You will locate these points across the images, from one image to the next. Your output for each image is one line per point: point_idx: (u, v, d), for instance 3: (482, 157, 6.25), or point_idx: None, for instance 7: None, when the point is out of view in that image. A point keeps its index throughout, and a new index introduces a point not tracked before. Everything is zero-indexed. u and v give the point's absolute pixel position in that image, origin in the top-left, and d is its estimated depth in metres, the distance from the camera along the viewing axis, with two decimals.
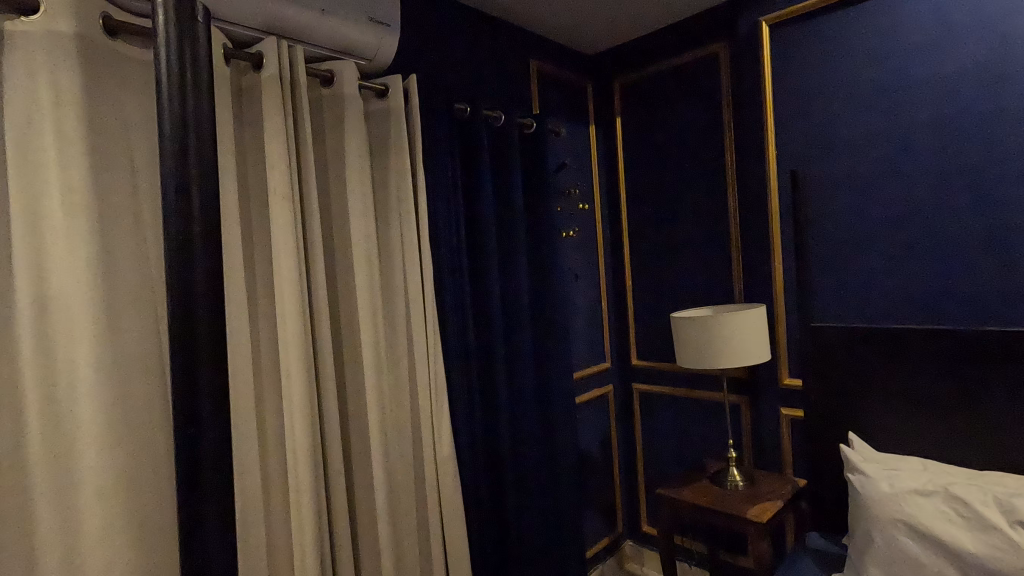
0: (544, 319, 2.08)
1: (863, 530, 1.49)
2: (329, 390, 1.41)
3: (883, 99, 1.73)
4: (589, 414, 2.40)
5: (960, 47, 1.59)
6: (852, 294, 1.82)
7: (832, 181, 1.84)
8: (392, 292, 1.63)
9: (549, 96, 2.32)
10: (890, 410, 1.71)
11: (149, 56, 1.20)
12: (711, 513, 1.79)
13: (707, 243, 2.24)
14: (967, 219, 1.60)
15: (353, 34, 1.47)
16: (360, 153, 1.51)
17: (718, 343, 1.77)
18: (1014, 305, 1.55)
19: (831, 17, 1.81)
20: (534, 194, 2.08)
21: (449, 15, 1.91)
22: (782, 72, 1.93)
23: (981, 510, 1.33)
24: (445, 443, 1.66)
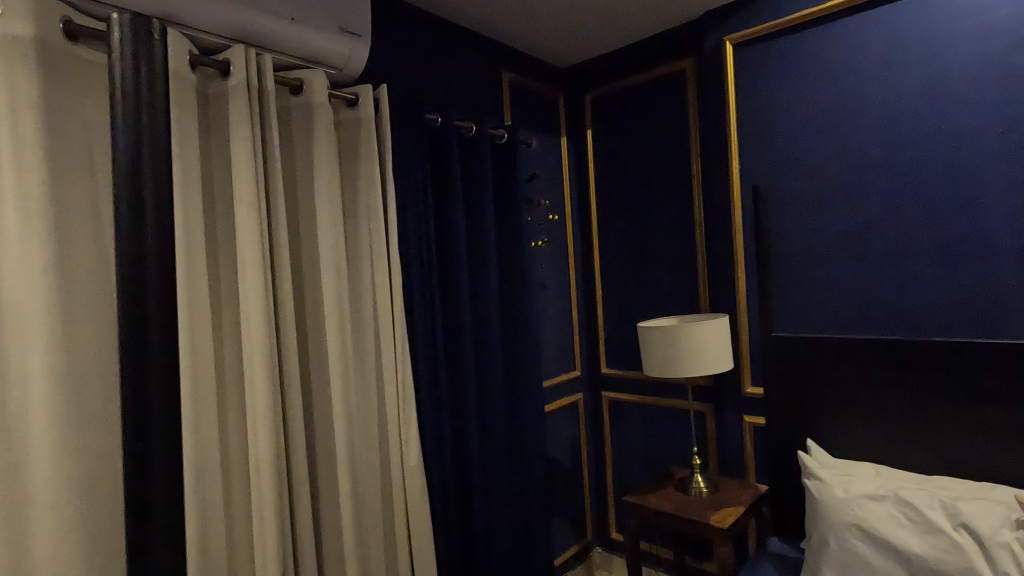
0: (514, 327, 2.10)
1: (818, 533, 1.53)
2: (294, 398, 1.40)
3: (839, 118, 1.80)
4: (559, 422, 2.42)
5: (909, 71, 1.67)
6: (812, 305, 1.88)
7: (792, 197, 1.91)
8: (361, 301, 1.63)
9: (521, 108, 2.36)
10: (847, 418, 1.77)
11: (102, 59, 1.17)
12: (675, 519, 1.82)
13: (674, 254, 2.29)
14: (918, 234, 1.68)
15: (323, 43, 1.48)
16: (328, 162, 1.52)
17: (683, 352, 1.82)
18: (962, 316, 1.63)
19: (791, 38, 1.89)
20: (505, 204, 2.10)
21: (421, 26, 1.93)
22: (744, 89, 2.00)
23: (928, 513, 1.39)
24: (413, 451, 1.65)
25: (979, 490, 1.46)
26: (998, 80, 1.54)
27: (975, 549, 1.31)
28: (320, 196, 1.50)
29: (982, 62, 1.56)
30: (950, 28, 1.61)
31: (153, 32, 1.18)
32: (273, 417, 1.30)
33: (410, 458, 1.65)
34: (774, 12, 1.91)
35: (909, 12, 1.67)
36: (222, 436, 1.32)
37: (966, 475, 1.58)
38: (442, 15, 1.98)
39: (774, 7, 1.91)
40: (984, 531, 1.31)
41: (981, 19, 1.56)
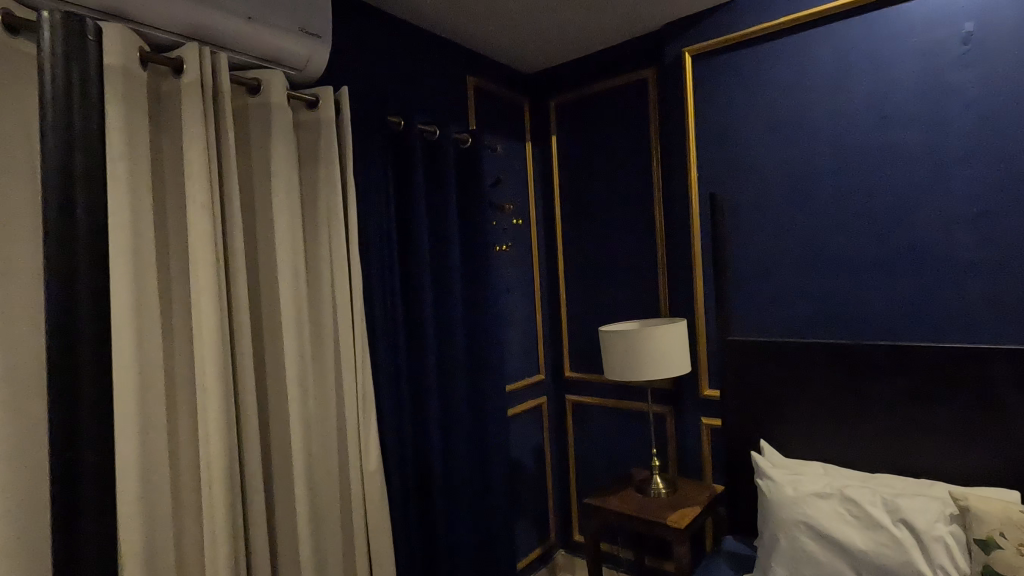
0: (477, 332, 2.10)
1: (770, 531, 1.58)
2: (248, 404, 1.37)
3: (790, 130, 1.87)
4: (522, 426, 2.43)
5: (854, 86, 1.76)
6: (764, 309, 1.95)
7: (746, 204, 1.97)
8: (320, 304, 1.61)
9: (486, 112, 2.37)
10: (798, 419, 1.83)
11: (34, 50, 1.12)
12: (634, 521, 1.85)
13: (636, 259, 2.33)
14: (861, 242, 1.76)
15: (282, 43, 1.46)
16: (286, 164, 1.49)
17: (642, 355, 1.85)
18: (901, 320, 1.71)
19: (746, 51, 1.95)
20: (469, 209, 2.11)
21: (384, 28, 1.92)
22: (702, 99, 2.05)
23: (870, 510, 1.45)
24: (372, 458, 1.63)
25: (918, 487, 1.54)
26: (935, 98, 1.63)
27: (913, 543, 1.37)
28: (277, 198, 1.48)
29: (921, 79, 1.65)
30: (892, 47, 1.69)
31: (86, 33, 1.12)
32: (225, 423, 1.27)
33: (370, 464, 1.63)
34: (730, 25, 1.97)
35: (855, 30, 1.75)
36: (171, 444, 1.29)
37: (907, 472, 1.66)
38: (407, 18, 1.97)
39: (730, 21, 1.97)
40: (921, 525, 1.38)
41: (920, 38, 1.65)
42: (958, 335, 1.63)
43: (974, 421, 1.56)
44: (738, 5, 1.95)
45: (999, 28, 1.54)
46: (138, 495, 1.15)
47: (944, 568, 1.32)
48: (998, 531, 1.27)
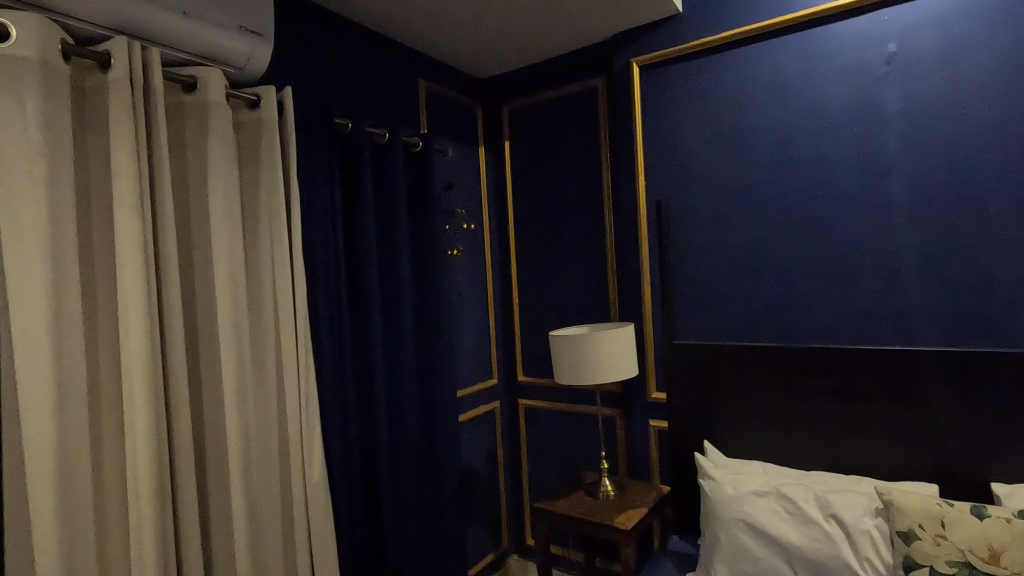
0: (428, 336, 2.08)
1: (712, 530, 1.63)
2: (181, 414, 1.31)
3: (733, 141, 1.94)
4: (475, 432, 2.42)
5: (789, 101, 1.84)
6: (708, 314, 2.01)
7: (690, 213, 2.03)
8: (261, 310, 1.56)
9: (437, 117, 2.36)
10: (739, 420, 1.89)
11: None
12: (582, 523, 1.87)
13: (588, 265, 2.36)
14: (798, 248, 1.84)
15: (221, 40, 1.42)
16: (224, 165, 1.45)
17: (591, 360, 1.87)
18: (834, 323, 1.79)
19: (690, 64, 2.01)
20: (419, 213, 2.09)
21: (332, 29, 1.89)
22: (650, 109, 2.10)
23: (804, 506, 1.51)
24: (316, 467, 1.59)
25: (848, 483, 1.61)
26: (864, 114, 1.72)
27: (842, 537, 1.44)
28: (214, 200, 1.42)
29: (851, 95, 1.74)
30: (825, 64, 1.78)
31: None
32: (154, 433, 1.21)
33: (313, 473, 1.58)
34: (675, 38, 2.03)
35: (790, 47, 1.83)
36: (95, 459, 1.22)
37: (839, 468, 1.74)
38: (355, 19, 1.95)
39: (675, 33, 2.03)
40: (850, 520, 1.44)
41: (850, 56, 1.74)
42: (886, 337, 1.72)
43: (897, 418, 1.66)
44: (682, 18, 2.01)
45: (919, 50, 1.64)
46: (55, 513, 1.09)
47: (870, 560, 1.39)
48: (917, 523, 1.34)
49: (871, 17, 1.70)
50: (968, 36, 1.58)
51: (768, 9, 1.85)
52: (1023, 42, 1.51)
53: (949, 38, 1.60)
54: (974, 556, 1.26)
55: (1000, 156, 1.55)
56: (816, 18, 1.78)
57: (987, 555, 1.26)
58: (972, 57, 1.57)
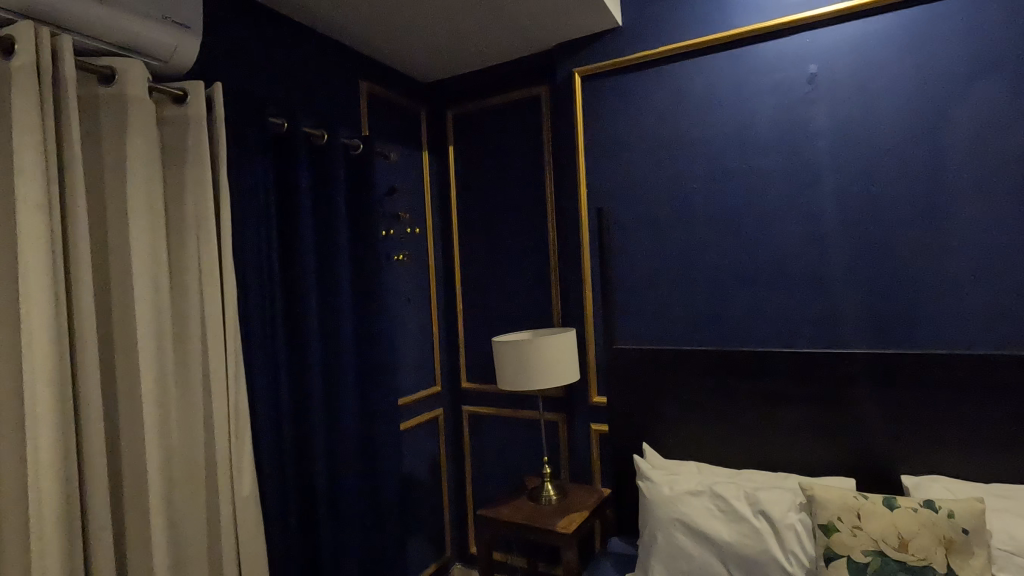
0: (369, 342, 2.03)
1: (649, 530, 1.66)
2: (94, 430, 1.21)
3: (669, 152, 2.01)
4: (417, 440, 2.37)
5: (720, 115, 1.92)
6: (646, 320, 2.06)
7: (629, 221, 2.08)
8: (186, 316, 1.48)
9: (380, 119, 2.32)
10: (677, 422, 1.95)
11: None
12: (525, 529, 1.87)
13: (531, 270, 2.38)
14: (729, 257, 1.92)
15: (142, 29, 1.35)
16: (146, 163, 1.36)
17: (532, 365, 1.88)
18: (763, 328, 1.88)
19: (629, 76, 2.07)
20: (360, 217, 2.04)
21: (266, 26, 1.83)
22: (591, 118, 2.15)
23: (735, 504, 1.57)
24: (246, 481, 1.51)
25: (775, 480, 1.69)
26: (789, 130, 1.82)
27: (770, 532, 1.50)
28: (134, 199, 1.34)
29: (778, 111, 1.84)
30: (753, 81, 1.87)
31: None
32: (61, 451, 1.12)
33: (243, 488, 1.51)
34: (615, 51, 2.09)
35: (722, 63, 1.92)
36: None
37: (768, 466, 1.82)
38: (293, 16, 1.89)
39: (615, 46, 2.09)
40: (776, 514, 1.51)
41: (776, 75, 1.84)
42: (809, 340, 1.82)
43: (820, 417, 1.76)
44: (622, 32, 2.07)
45: (836, 72, 1.76)
46: None
47: (794, 552, 1.46)
48: (836, 516, 1.42)
49: (795, 39, 1.81)
50: (879, 59, 1.71)
51: (701, 27, 1.94)
52: (925, 70, 1.65)
53: (863, 61, 1.73)
54: (885, 545, 1.35)
55: (909, 170, 1.68)
56: (744, 38, 1.88)
57: (897, 542, 1.35)
58: (883, 80, 1.70)
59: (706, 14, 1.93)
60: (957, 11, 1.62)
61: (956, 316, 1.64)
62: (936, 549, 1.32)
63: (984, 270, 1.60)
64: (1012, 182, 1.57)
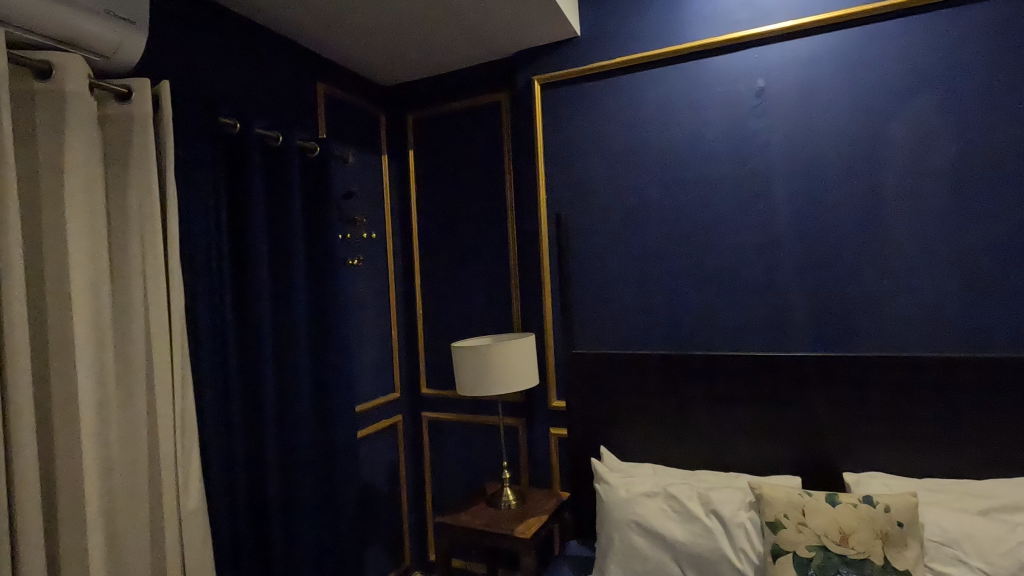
0: (324, 349, 1.99)
1: (606, 532, 1.69)
2: (24, 444, 1.15)
3: (626, 160, 2.05)
4: (375, 447, 2.34)
5: (674, 125, 1.98)
6: (604, 324, 2.09)
7: (587, 227, 2.11)
8: (128, 323, 1.42)
9: (337, 122, 2.29)
10: (633, 425, 1.99)
11: None
12: (483, 535, 1.86)
13: (491, 275, 2.38)
14: (684, 263, 1.98)
15: (84, 24, 1.30)
16: (85, 163, 1.30)
17: (491, 370, 1.89)
18: (715, 332, 1.94)
19: (587, 86, 2.11)
20: (316, 221, 2.00)
21: (218, 24, 1.78)
22: (550, 125, 2.17)
23: (688, 505, 1.61)
24: (193, 494, 1.45)
25: (725, 480, 1.74)
26: (738, 142, 1.89)
27: (721, 531, 1.55)
28: (72, 201, 1.27)
29: (729, 123, 1.90)
30: (705, 93, 1.94)
31: None
32: None
33: (190, 501, 1.45)
34: (573, 60, 2.13)
35: (676, 75, 1.98)
36: None
37: (720, 466, 1.88)
38: (246, 15, 1.85)
39: (573, 56, 2.13)
40: (727, 514, 1.56)
41: (726, 88, 1.91)
42: (758, 344, 1.89)
43: (768, 418, 1.82)
44: (580, 41, 2.11)
45: (781, 87, 1.84)
46: None
47: (744, 550, 1.51)
48: (782, 513, 1.48)
49: (744, 54, 1.88)
50: (822, 76, 1.79)
51: (656, 40, 1.99)
52: (862, 88, 1.75)
53: (807, 77, 1.81)
54: (828, 540, 1.41)
55: (850, 182, 1.77)
56: (697, 51, 1.94)
57: (838, 537, 1.41)
58: (824, 96, 1.79)
59: (660, 27, 1.99)
60: (891, 33, 1.72)
61: (893, 321, 1.73)
62: (873, 542, 1.39)
63: (918, 278, 1.70)
64: (942, 195, 1.68)
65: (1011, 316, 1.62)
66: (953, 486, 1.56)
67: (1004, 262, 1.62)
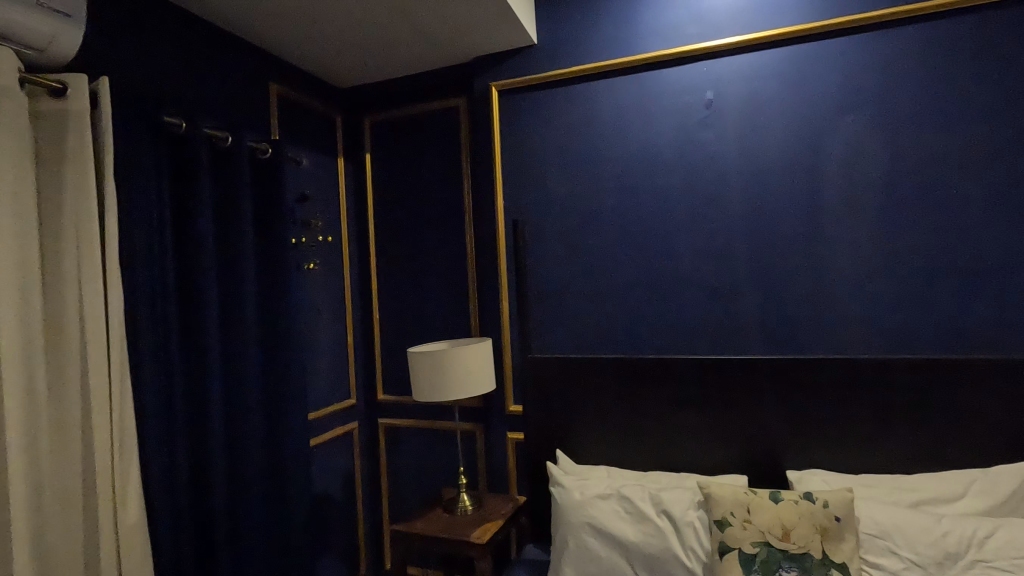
0: (276, 356, 1.94)
1: (560, 535, 1.70)
2: None
3: (581, 167, 2.09)
4: (329, 455, 2.29)
5: (628, 134, 2.03)
6: (560, 329, 2.12)
7: (544, 233, 2.14)
8: (62, 330, 1.35)
9: (291, 123, 2.24)
10: (589, 428, 2.02)
11: None
12: (439, 541, 1.85)
13: (448, 280, 2.37)
14: (637, 268, 2.02)
15: (14, 15, 1.24)
16: (13, 161, 1.24)
17: (447, 375, 1.88)
18: (666, 336, 2.00)
19: (544, 92, 2.14)
20: (267, 224, 1.95)
21: (163, 20, 1.73)
22: (508, 132, 2.19)
23: (640, 505, 1.64)
24: (132, 508, 1.39)
25: (677, 480, 1.79)
26: (689, 152, 1.96)
27: (671, 530, 1.59)
28: None
29: (679, 133, 1.97)
30: (657, 103, 1.99)
31: None
32: None
33: (129, 516, 1.39)
34: (531, 68, 2.15)
35: (630, 86, 2.02)
36: None
37: (672, 466, 1.92)
38: (193, 11, 1.79)
39: (531, 63, 2.15)
40: (677, 513, 1.60)
41: (677, 100, 1.97)
42: (707, 347, 1.95)
43: (716, 419, 1.88)
44: (537, 49, 2.14)
45: (728, 100, 1.91)
46: None
47: (693, 549, 1.55)
48: (729, 512, 1.53)
49: (693, 67, 1.95)
50: (766, 90, 1.87)
51: (611, 50, 2.04)
52: (802, 103, 1.84)
53: (752, 91, 1.89)
54: (771, 536, 1.47)
55: (792, 192, 1.85)
56: (649, 63, 1.99)
57: (781, 533, 1.47)
58: (768, 110, 1.87)
59: (615, 38, 2.03)
60: (829, 52, 1.81)
61: (831, 325, 1.82)
62: (813, 537, 1.45)
63: (853, 283, 1.80)
64: (875, 205, 1.78)
65: (936, 318, 1.73)
66: (886, 480, 1.65)
67: (930, 269, 1.73)
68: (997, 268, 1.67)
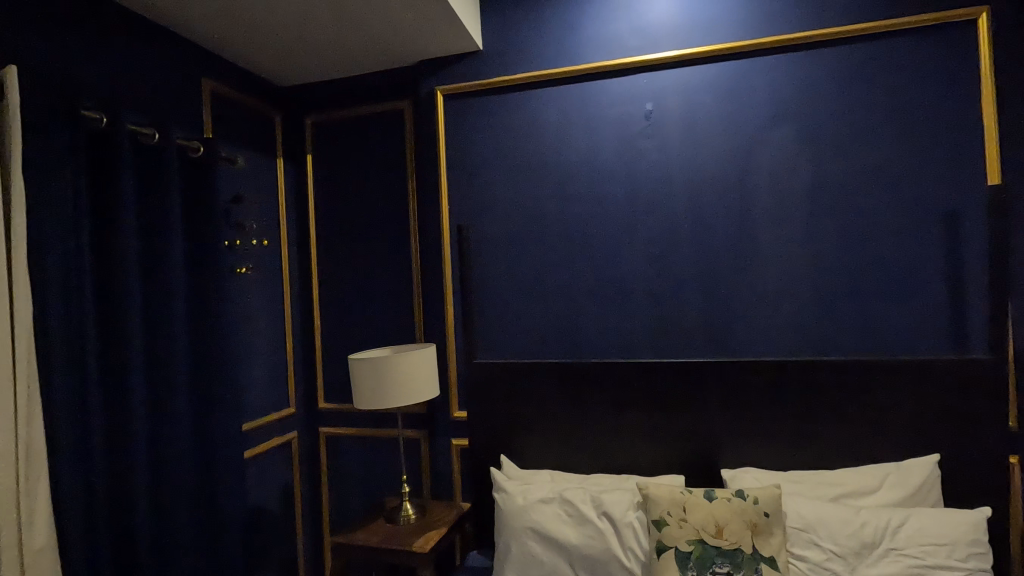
0: (206, 363, 1.85)
1: (503, 540, 1.70)
2: None
3: (525, 173, 2.11)
4: (266, 467, 2.20)
5: (570, 141, 2.06)
6: (505, 335, 2.13)
7: (488, 238, 2.14)
8: None
9: (225, 121, 2.15)
10: (532, 432, 2.03)
11: None
12: (380, 552, 1.81)
13: (392, 285, 2.33)
14: (579, 273, 2.06)
15: None
16: None
17: (388, 382, 1.85)
18: (607, 340, 2.03)
19: (489, 97, 2.14)
20: (198, 226, 1.86)
21: (82, 8, 1.63)
22: (453, 136, 2.18)
23: (581, 508, 1.66)
24: (40, 530, 1.30)
25: (617, 482, 1.82)
26: (629, 160, 2.01)
27: (611, 531, 1.62)
28: None
29: (619, 143, 2.02)
30: (599, 113, 2.04)
31: None
32: None
33: (36, 538, 1.29)
34: (476, 73, 2.16)
35: (572, 94, 2.06)
36: None
37: (613, 468, 1.96)
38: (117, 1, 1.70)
39: (476, 68, 2.16)
40: (617, 515, 1.63)
41: (617, 110, 2.02)
42: (647, 351, 2.00)
43: (655, 420, 1.93)
44: (482, 55, 2.15)
45: (666, 111, 1.98)
46: None
47: (631, 549, 1.58)
48: (666, 511, 1.56)
49: (633, 78, 2.00)
50: (699, 103, 1.95)
51: (554, 59, 2.07)
52: (734, 116, 1.92)
53: (688, 104, 1.96)
54: (704, 533, 1.52)
55: (724, 201, 1.93)
56: (591, 73, 2.04)
57: (714, 531, 1.52)
58: (703, 122, 1.95)
59: (558, 47, 2.07)
60: (759, 69, 1.90)
61: (761, 328, 1.91)
62: (744, 533, 1.51)
63: (781, 288, 1.89)
64: (800, 214, 1.88)
65: (854, 321, 1.84)
66: (811, 476, 1.74)
67: (849, 275, 1.85)
68: (906, 274, 1.81)
